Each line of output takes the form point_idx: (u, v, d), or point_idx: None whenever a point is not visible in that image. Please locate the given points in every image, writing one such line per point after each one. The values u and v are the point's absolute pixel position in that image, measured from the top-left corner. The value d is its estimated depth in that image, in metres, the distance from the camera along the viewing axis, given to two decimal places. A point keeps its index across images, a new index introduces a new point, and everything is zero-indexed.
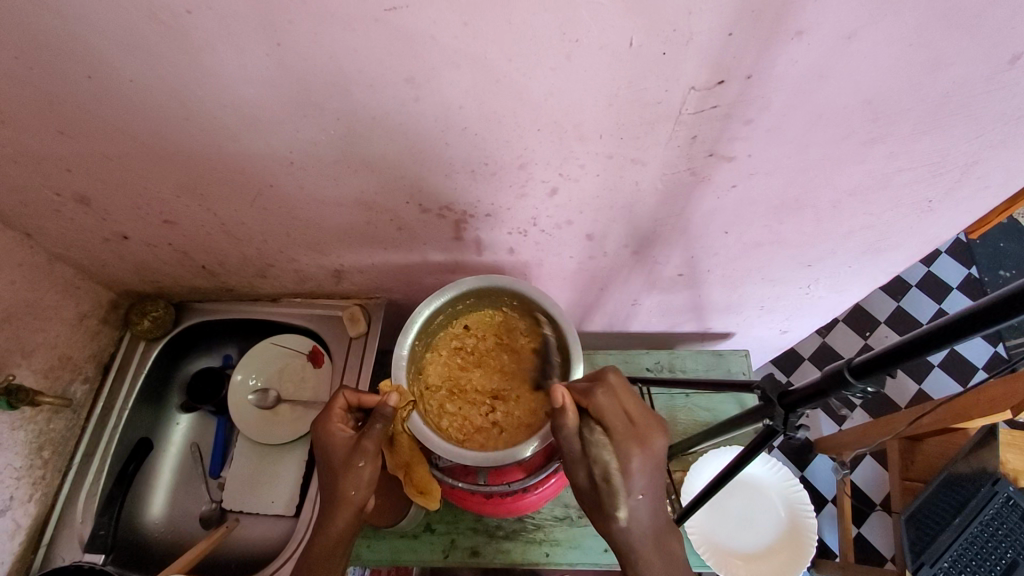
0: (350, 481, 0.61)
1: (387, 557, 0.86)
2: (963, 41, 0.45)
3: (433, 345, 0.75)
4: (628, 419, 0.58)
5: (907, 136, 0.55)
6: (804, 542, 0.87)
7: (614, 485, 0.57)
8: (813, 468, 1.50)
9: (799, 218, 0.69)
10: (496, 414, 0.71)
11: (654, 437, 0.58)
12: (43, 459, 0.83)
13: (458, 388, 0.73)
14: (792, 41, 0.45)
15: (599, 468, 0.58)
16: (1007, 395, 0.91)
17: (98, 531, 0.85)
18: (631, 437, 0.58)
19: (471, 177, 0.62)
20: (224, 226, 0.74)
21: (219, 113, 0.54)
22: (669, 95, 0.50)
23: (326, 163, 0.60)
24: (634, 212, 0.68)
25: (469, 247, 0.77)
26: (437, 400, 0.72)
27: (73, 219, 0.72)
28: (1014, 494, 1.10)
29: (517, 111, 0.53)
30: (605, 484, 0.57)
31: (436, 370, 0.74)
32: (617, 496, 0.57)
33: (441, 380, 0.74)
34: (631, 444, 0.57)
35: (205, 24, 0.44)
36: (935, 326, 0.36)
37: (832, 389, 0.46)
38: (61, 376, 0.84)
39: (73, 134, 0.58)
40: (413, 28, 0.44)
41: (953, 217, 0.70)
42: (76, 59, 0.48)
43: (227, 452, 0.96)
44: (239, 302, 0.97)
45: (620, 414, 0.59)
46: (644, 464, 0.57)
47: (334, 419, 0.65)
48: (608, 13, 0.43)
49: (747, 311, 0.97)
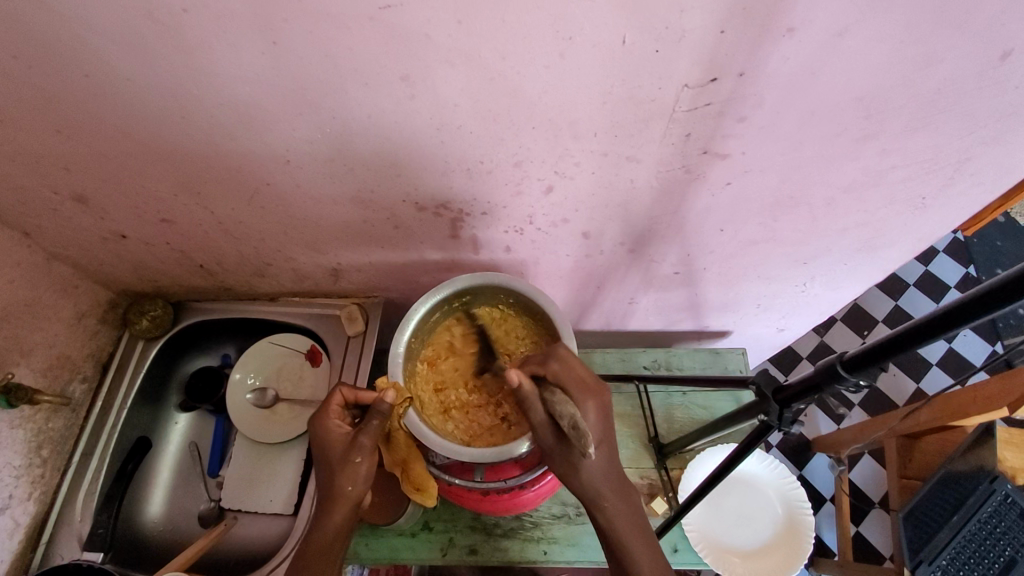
0: (348, 476, 0.61)
1: (385, 555, 0.86)
2: (953, 38, 0.45)
3: (426, 347, 0.75)
4: (579, 378, 0.61)
5: (900, 133, 0.56)
6: (802, 539, 0.87)
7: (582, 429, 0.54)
8: (813, 467, 1.50)
9: (794, 215, 0.70)
10: (503, 409, 0.72)
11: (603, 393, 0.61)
12: (42, 458, 0.83)
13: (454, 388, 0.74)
14: (784, 38, 0.45)
15: (565, 419, 0.55)
16: (1005, 392, 0.92)
17: (96, 530, 0.85)
18: (579, 390, 0.60)
19: (468, 176, 0.63)
20: (222, 225, 0.74)
21: (216, 112, 0.54)
22: (663, 92, 0.51)
23: (322, 162, 0.61)
24: (629, 210, 0.68)
25: (466, 245, 0.78)
26: (434, 403, 0.73)
27: (71, 218, 0.72)
28: (1012, 491, 1.12)
29: (512, 109, 0.53)
30: (574, 430, 0.54)
31: (430, 373, 0.74)
32: (585, 437, 0.53)
33: (436, 382, 0.74)
34: (585, 397, 0.60)
35: (201, 23, 0.45)
36: (925, 319, 0.36)
37: (824, 384, 0.46)
38: (60, 375, 0.84)
39: (71, 133, 0.58)
40: (408, 27, 0.44)
41: (948, 213, 0.70)
42: (74, 58, 0.49)
43: (225, 451, 0.96)
44: (238, 301, 0.98)
45: (574, 374, 0.61)
46: (598, 411, 0.60)
47: (331, 415, 0.65)
48: (600, 12, 0.43)
49: (744, 309, 0.97)
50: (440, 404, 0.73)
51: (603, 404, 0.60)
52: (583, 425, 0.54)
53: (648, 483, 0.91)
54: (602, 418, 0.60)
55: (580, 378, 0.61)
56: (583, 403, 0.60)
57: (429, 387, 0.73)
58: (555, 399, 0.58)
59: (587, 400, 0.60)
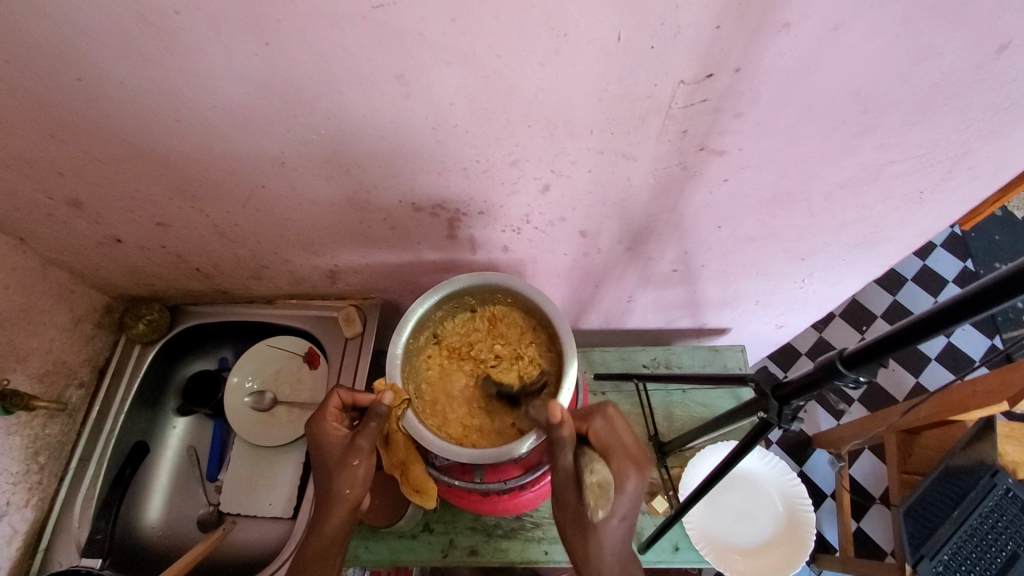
0: (345, 479, 0.61)
1: (386, 558, 0.86)
2: (950, 31, 0.45)
3: (454, 316, 0.76)
4: (621, 444, 0.61)
5: (897, 128, 0.56)
6: (804, 536, 0.87)
7: (606, 490, 0.58)
8: (814, 463, 1.50)
9: (791, 211, 0.69)
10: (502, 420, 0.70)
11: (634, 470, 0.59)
12: (39, 464, 0.82)
13: (461, 365, 0.74)
14: (780, 34, 0.45)
15: (595, 476, 0.58)
16: (1005, 386, 0.91)
17: (95, 536, 0.85)
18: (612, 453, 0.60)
19: (464, 175, 0.62)
20: (217, 228, 0.74)
21: (210, 114, 0.54)
22: (659, 89, 0.50)
23: (317, 163, 0.60)
24: (626, 208, 0.68)
25: (463, 245, 0.77)
26: (439, 363, 0.74)
27: (66, 223, 0.72)
28: (1012, 486, 1.12)
29: (507, 108, 0.53)
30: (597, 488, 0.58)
31: (452, 340, 0.75)
32: (604, 499, 0.58)
33: (454, 350, 0.75)
34: (625, 464, 0.60)
35: (193, 25, 0.44)
36: (925, 314, 0.36)
37: (824, 379, 0.46)
38: (56, 381, 0.84)
39: (65, 139, 0.58)
40: (402, 26, 0.44)
41: (946, 207, 0.70)
42: (65, 60, 0.48)
43: (224, 454, 0.96)
44: (234, 304, 0.97)
45: (620, 441, 0.61)
46: (636, 484, 0.59)
47: (328, 418, 0.65)
48: (595, 9, 0.43)
49: (743, 306, 0.97)
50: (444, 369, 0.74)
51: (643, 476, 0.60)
52: (605, 484, 0.58)
53: (649, 481, 0.90)
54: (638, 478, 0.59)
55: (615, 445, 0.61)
56: (623, 473, 0.59)
57: (444, 351, 0.75)
58: (588, 457, 0.60)
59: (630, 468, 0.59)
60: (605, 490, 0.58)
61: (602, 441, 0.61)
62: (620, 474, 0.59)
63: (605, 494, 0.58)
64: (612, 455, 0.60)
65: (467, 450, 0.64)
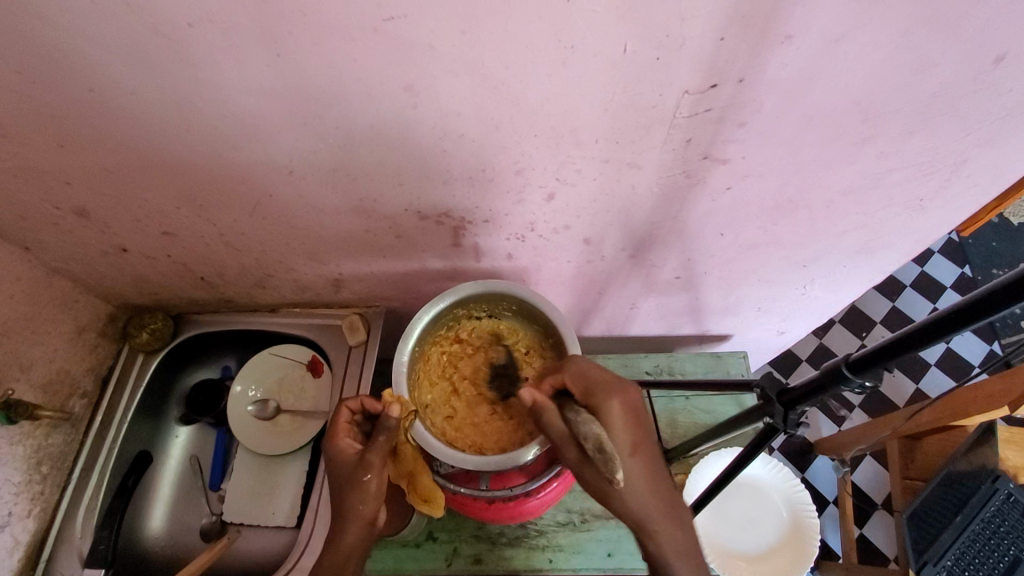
0: (358, 495, 0.61)
1: (390, 567, 0.85)
2: (948, 42, 0.46)
3: (498, 323, 0.77)
4: (600, 381, 0.62)
5: (897, 136, 0.56)
6: (807, 543, 0.88)
7: (608, 453, 0.50)
8: (816, 470, 1.50)
9: (793, 218, 0.70)
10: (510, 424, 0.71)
11: (630, 391, 0.61)
12: (42, 475, 0.82)
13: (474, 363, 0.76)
14: (783, 45, 0.46)
15: (591, 441, 0.52)
16: (1006, 391, 0.91)
17: (97, 546, 0.83)
18: (599, 397, 0.61)
19: (470, 184, 0.63)
20: (223, 238, 0.74)
21: (219, 124, 0.54)
22: (664, 99, 0.51)
23: (324, 172, 0.61)
24: (631, 215, 0.69)
25: (468, 253, 0.78)
26: (439, 388, 0.74)
27: (72, 233, 0.72)
28: (1015, 490, 1.11)
29: (514, 117, 0.53)
30: (598, 453, 0.51)
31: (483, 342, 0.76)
32: (612, 462, 0.49)
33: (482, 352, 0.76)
34: (604, 397, 0.60)
35: (205, 36, 0.45)
36: (922, 323, 0.37)
37: (830, 385, 0.46)
38: (60, 391, 0.84)
39: (73, 148, 0.58)
40: (412, 38, 0.45)
41: (945, 215, 0.71)
42: (77, 73, 0.49)
43: (227, 464, 0.96)
44: (238, 312, 0.97)
45: (592, 380, 0.63)
46: (623, 416, 0.59)
47: (341, 434, 0.66)
48: (603, 21, 0.44)
49: (745, 313, 0.98)
50: (439, 394, 0.74)
51: (628, 404, 0.60)
52: (608, 446, 0.50)
53: None
54: (632, 425, 0.59)
55: (595, 387, 0.62)
56: (607, 401, 0.60)
57: (434, 379, 0.75)
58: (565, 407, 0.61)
59: (616, 395, 0.60)
60: (607, 449, 0.50)
61: (579, 387, 0.63)
62: (604, 410, 0.60)
63: (612, 456, 0.50)
64: (596, 395, 0.61)
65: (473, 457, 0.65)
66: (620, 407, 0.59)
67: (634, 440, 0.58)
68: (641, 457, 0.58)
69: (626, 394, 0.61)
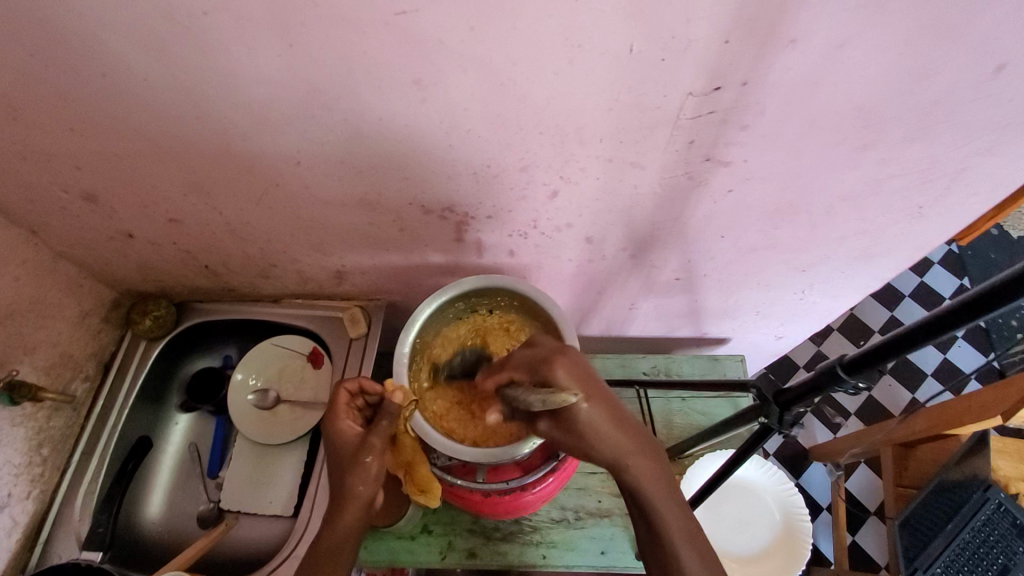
0: (359, 476, 0.62)
1: (385, 558, 0.86)
2: (949, 51, 0.47)
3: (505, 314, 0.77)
4: (541, 356, 0.60)
5: (897, 143, 0.57)
6: (799, 545, 0.88)
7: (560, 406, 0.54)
8: (810, 476, 1.51)
9: (793, 222, 0.71)
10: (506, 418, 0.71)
11: (573, 353, 0.59)
12: (42, 457, 0.83)
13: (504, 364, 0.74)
14: (787, 49, 0.46)
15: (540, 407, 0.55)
16: (1000, 400, 0.92)
17: (97, 529, 0.85)
18: (544, 365, 0.58)
19: (475, 179, 0.64)
20: (229, 227, 0.75)
21: (230, 112, 0.55)
22: (668, 100, 0.52)
23: (331, 164, 0.62)
24: (632, 215, 0.69)
25: (470, 249, 0.79)
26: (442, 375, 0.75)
27: (79, 217, 0.73)
28: (1005, 500, 1.09)
29: (520, 114, 0.54)
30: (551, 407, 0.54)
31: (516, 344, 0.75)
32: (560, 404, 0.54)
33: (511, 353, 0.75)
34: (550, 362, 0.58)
35: (220, 25, 0.46)
36: (914, 325, 0.38)
37: (825, 385, 0.47)
38: (62, 374, 0.84)
39: (85, 133, 0.59)
40: (423, 32, 0.46)
41: (943, 223, 0.72)
42: (92, 56, 0.50)
43: (225, 453, 0.96)
44: (240, 302, 0.98)
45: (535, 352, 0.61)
46: (567, 372, 0.57)
47: (342, 415, 0.67)
48: (610, 20, 0.44)
49: (743, 316, 0.98)
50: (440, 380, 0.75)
51: (570, 360, 0.58)
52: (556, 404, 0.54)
53: None
54: (578, 378, 0.57)
55: (537, 359, 0.59)
56: (550, 371, 0.57)
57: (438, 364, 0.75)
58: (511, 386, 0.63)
59: (557, 360, 0.57)
60: (553, 402, 0.54)
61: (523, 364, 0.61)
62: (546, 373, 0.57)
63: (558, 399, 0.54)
64: (538, 366, 0.59)
65: (471, 449, 0.66)
66: (562, 367, 0.57)
67: (585, 387, 0.56)
68: (598, 402, 0.56)
69: (569, 356, 0.58)
